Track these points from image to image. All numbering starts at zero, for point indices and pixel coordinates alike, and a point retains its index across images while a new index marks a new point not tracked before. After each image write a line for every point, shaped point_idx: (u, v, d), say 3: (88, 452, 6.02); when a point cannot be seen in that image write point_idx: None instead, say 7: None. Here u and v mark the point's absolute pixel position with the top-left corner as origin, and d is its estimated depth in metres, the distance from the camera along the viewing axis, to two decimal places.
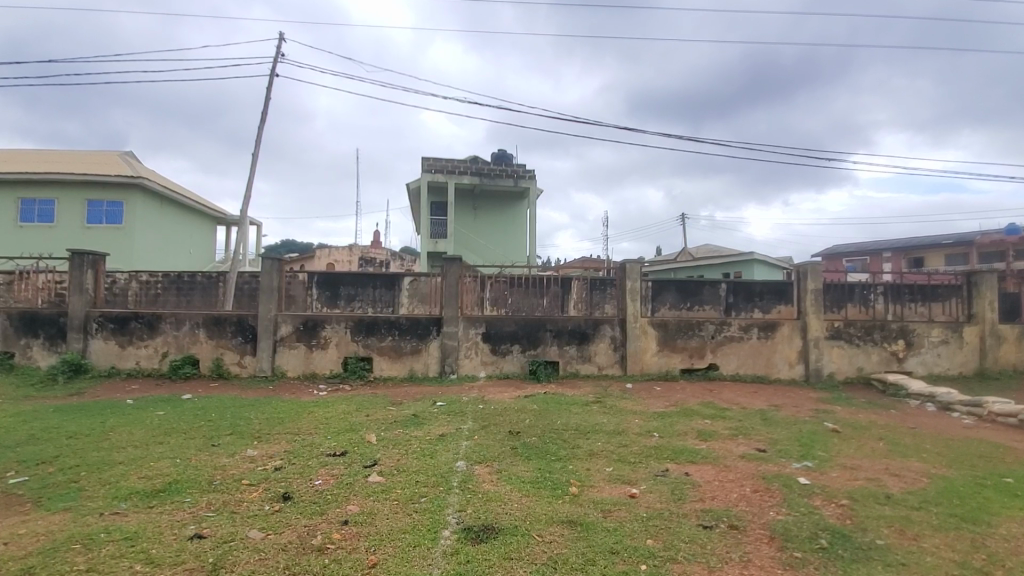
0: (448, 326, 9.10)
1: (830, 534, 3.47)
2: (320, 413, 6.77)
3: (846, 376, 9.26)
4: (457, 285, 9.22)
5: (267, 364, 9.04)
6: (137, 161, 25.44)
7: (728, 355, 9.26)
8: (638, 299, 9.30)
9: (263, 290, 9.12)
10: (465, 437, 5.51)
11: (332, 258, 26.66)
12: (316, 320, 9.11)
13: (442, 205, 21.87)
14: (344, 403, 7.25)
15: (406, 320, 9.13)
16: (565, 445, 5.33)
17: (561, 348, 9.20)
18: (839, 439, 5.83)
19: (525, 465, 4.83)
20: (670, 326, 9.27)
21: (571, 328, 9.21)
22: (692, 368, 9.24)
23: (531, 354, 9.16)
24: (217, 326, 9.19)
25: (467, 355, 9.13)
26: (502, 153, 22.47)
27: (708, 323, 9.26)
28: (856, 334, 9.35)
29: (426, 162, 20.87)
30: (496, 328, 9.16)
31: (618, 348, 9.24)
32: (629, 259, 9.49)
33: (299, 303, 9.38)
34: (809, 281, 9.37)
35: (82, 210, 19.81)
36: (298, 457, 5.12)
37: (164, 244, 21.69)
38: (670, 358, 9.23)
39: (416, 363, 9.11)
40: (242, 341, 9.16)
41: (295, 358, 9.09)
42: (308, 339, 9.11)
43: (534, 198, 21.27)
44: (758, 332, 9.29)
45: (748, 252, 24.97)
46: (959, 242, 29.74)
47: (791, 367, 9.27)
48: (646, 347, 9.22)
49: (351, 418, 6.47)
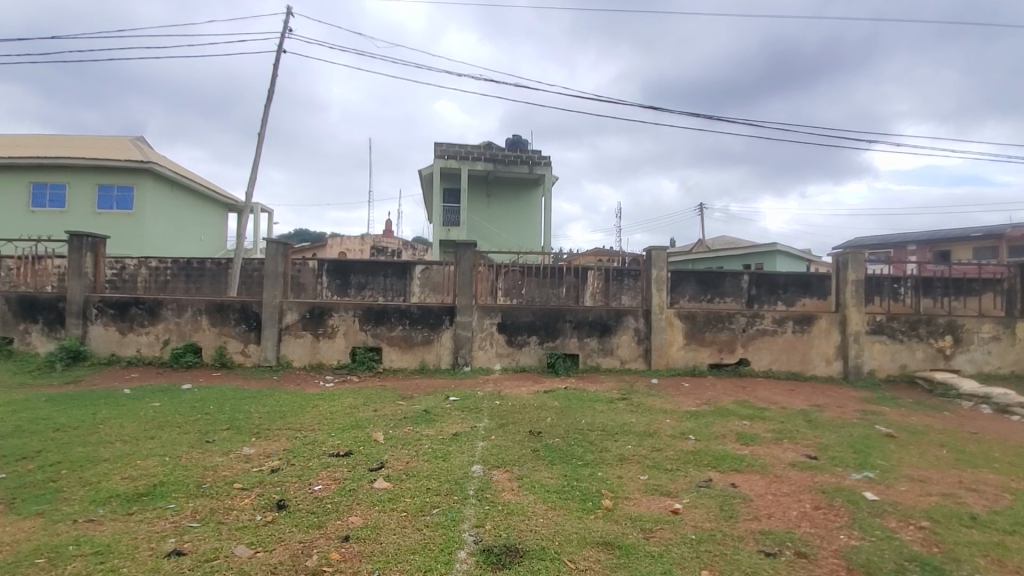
0: (461, 315, 8.58)
1: (918, 567, 2.90)
2: (325, 407, 6.30)
3: (888, 374, 8.60)
4: (471, 273, 8.69)
5: (272, 354, 8.61)
6: (149, 147, 25.18)
7: (760, 350, 8.65)
8: (664, 289, 8.68)
9: (267, 275, 8.68)
10: (482, 437, 5.00)
11: (344, 247, 26.32)
12: (323, 308, 8.65)
13: (455, 192, 21.30)
14: (351, 397, 6.78)
15: (418, 309, 8.62)
16: (592, 449, 4.80)
17: (581, 340, 8.65)
18: (896, 446, 5.22)
19: (548, 471, 4.32)
20: (698, 319, 8.66)
21: (591, 319, 8.65)
22: (722, 363, 8.65)
23: (549, 346, 8.63)
24: (220, 312, 8.78)
25: (481, 346, 8.62)
26: (517, 139, 21.81)
27: (739, 315, 8.65)
28: (899, 329, 8.68)
29: (438, 147, 20.29)
30: (512, 318, 8.64)
31: (642, 341, 8.68)
32: (655, 246, 8.83)
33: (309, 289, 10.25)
34: (850, 272, 8.70)
35: (93, 195, 19.59)
36: (298, 457, 4.65)
37: (175, 230, 21.43)
38: (697, 352, 8.64)
39: (427, 354, 8.62)
40: (246, 329, 8.73)
41: (301, 347, 8.65)
42: (314, 328, 8.66)
43: (549, 186, 20.65)
44: (793, 326, 8.66)
45: (770, 243, 24.07)
46: (989, 234, 28.54)
47: (828, 364, 8.64)
48: (672, 340, 8.64)
49: (357, 413, 5.99)
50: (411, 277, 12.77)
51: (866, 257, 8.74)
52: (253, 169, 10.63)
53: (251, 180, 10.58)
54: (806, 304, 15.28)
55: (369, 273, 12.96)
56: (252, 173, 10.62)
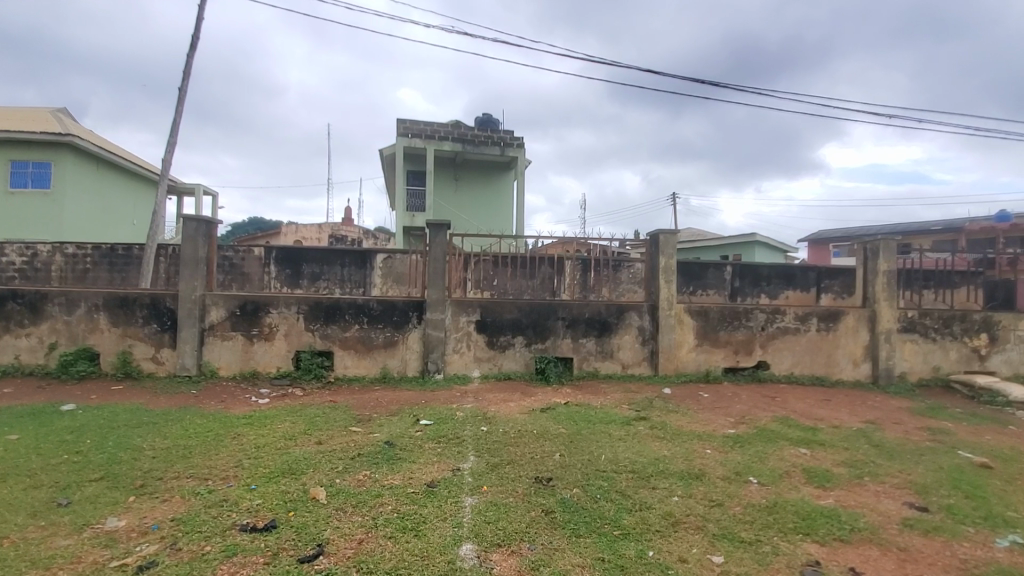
0: (431, 312, 7.02)
1: None
2: (249, 438, 4.65)
3: (920, 378, 7.66)
4: (444, 262, 7.12)
5: (192, 361, 6.84)
6: (70, 118, 22.19)
7: (781, 352, 7.48)
8: (673, 280, 7.30)
9: (183, 261, 6.86)
10: (469, 490, 3.50)
11: (300, 235, 24.38)
12: (258, 303, 6.93)
13: (420, 174, 19.52)
14: (287, 420, 5.13)
15: (378, 304, 7.02)
16: (627, 506, 3.37)
17: (577, 341, 7.24)
18: (1004, 482, 4.11)
19: (576, 551, 2.85)
20: (711, 315, 7.38)
21: (588, 317, 7.25)
22: (738, 367, 7.43)
23: (538, 349, 7.18)
24: (123, 309, 6.92)
25: (457, 349, 7.08)
26: (488, 117, 20.16)
27: (757, 311, 7.43)
28: (932, 326, 7.74)
29: (401, 125, 18.48)
30: (493, 316, 7.13)
31: (647, 342, 7.34)
32: (663, 229, 7.34)
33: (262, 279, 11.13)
34: (882, 260, 7.61)
35: (2, 171, 16.82)
36: (190, 535, 3.02)
37: (102, 213, 18.88)
38: (710, 355, 7.38)
39: (391, 359, 7.03)
40: (158, 330, 6.91)
41: (229, 353, 6.91)
42: (247, 328, 6.93)
43: (522, 169, 19.17)
44: (818, 323, 7.53)
45: (749, 234, 23.35)
46: (953, 227, 28.95)
47: (855, 367, 7.59)
48: (682, 340, 7.34)
49: (293, 448, 4.37)
50: (372, 267, 11.28)
51: (899, 245, 7.65)
52: (172, 132, 8.66)
53: (169, 143, 8.59)
54: (790, 296, 14.46)
55: (323, 261, 11.26)
56: (171, 136, 8.63)
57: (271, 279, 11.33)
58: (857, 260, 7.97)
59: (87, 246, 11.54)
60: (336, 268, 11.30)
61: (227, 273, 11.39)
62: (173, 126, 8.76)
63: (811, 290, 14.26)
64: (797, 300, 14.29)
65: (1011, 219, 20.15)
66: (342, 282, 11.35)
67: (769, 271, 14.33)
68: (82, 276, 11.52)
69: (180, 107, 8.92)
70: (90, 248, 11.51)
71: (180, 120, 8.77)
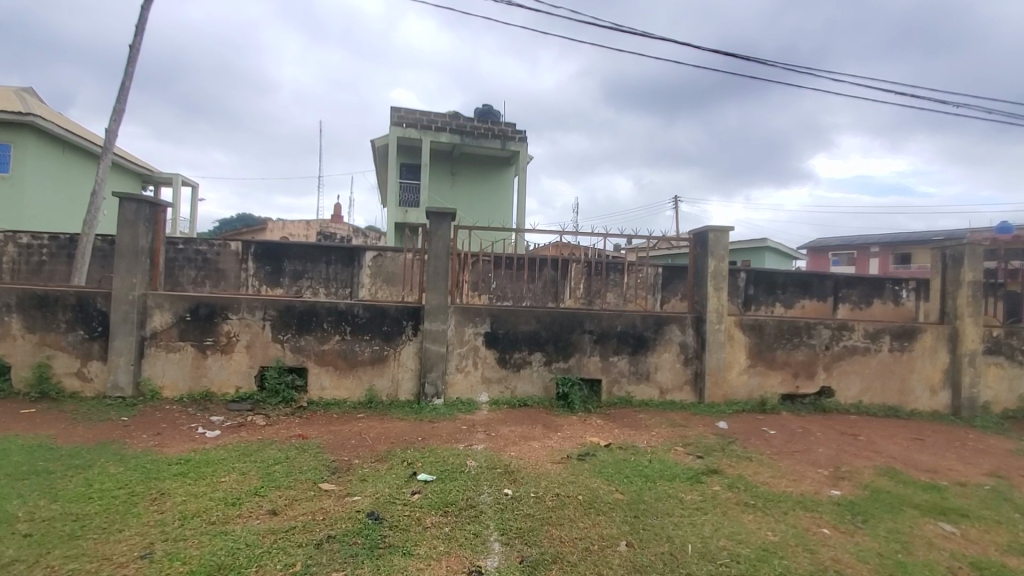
0: (430, 321, 5.68)
1: None
2: (175, 504, 3.28)
3: (1006, 409, 6.51)
4: (447, 260, 5.78)
5: (127, 379, 5.44)
6: (36, 98, 20.52)
7: (847, 376, 6.27)
8: (725, 287, 6.01)
9: (119, 251, 5.45)
10: None
11: (286, 231, 23.04)
12: (215, 305, 5.56)
13: (414, 168, 18.18)
14: (235, 471, 3.75)
15: (365, 310, 5.67)
16: None
17: (608, 359, 5.95)
18: None
19: None
20: (767, 331, 6.13)
21: (620, 330, 5.96)
22: (797, 395, 6.19)
23: (560, 368, 5.88)
24: (43, 311, 5.51)
25: (460, 368, 5.76)
26: (488, 108, 18.84)
27: (821, 327, 6.22)
28: (1020, 348, 6.58)
29: (395, 112, 17.12)
30: (506, 327, 5.82)
31: (690, 361, 6.05)
32: (712, 225, 6.01)
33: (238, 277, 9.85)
34: (966, 269, 6.42)
35: None
36: None
37: (66, 201, 17.28)
38: (765, 379, 6.12)
39: (379, 378, 5.68)
40: (87, 338, 5.51)
41: (176, 367, 5.53)
42: (199, 337, 5.54)
43: (523, 164, 17.88)
44: (891, 342, 6.35)
45: (760, 239, 22.27)
46: None
47: (933, 395, 6.41)
48: (732, 360, 6.06)
49: (234, 523, 3.01)
50: (360, 265, 9.96)
51: (985, 251, 6.45)
52: (119, 98, 7.25)
53: (118, 111, 7.17)
54: (807, 305, 13.36)
55: (306, 258, 9.86)
56: (119, 103, 7.21)
57: (249, 277, 9.91)
58: (933, 268, 6.79)
59: (42, 235, 10.00)
60: (320, 265, 9.93)
61: (200, 268, 9.96)
62: (121, 91, 7.34)
63: (829, 300, 13.21)
64: (814, 310, 13.29)
65: (1013, 230, 19.23)
66: (327, 282, 9.97)
67: (786, 278, 13.12)
68: (37, 269, 10.03)
69: (132, 70, 7.52)
70: (46, 237, 9.98)
71: (131, 85, 7.36)
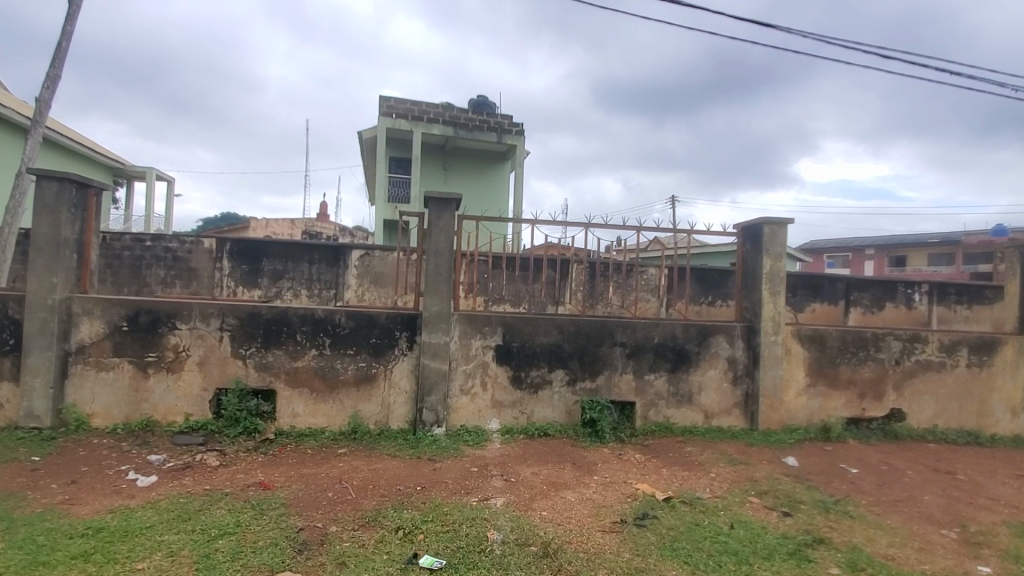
0: (428, 331, 4.61)
1: None
2: None
3: None
4: (450, 258, 4.72)
5: (44, 407, 4.29)
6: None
7: (920, 397, 5.34)
8: (781, 291, 5.03)
9: (35, 244, 4.32)
10: None
11: (270, 229, 21.81)
12: (159, 313, 4.45)
13: (404, 162, 17.07)
14: (160, 551, 2.65)
15: (348, 319, 4.60)
16: None
17: (643, 378, 4.93)
18: None
19: None
20: (829, 344, 5.16)
21: (657, 343, 4.95)
22: (863, 419, 5.24)
23: (586, 389, 4.85)
24: None
25: (466, 390, 4.70)
26: (483, 99, 17.79)
27: (890, 338, 5.27)
28: None
29: (384, 102, 15.97)
30: (522, 340, 4.78)
31: (739, 380, 5.05)
32: (768, 217, 5.01)
33: (211, 278, 8.69)
34: None
35: None
36: None
37: None
38: (827, 401, 5.15)
39: (365, 403, 4.60)
40: None
41: (111, 390, 4.41)
42: (139, 352, 4.43)
43: (520, 159, 16.85)
44: (969, 356, 5.44)
45: None
46: None
47: (1015, 418, 5.54)
48: (790, 380, 5.08)
49: None
50: (346, 265, 8.85)
51: None
52: (55, 64, 6.13)
53: (54, 79, 6.01)
54: (815, 308, 11.97)
55: (287, 257, 8.75)
56: (55, 69, 6.06)
57: (223, 278, 8.75)
58: (1010, 271, 5.91)
59: None
60: (302, 265, 8.79)
61: (170, 267, 8.72)
62: (56, 54, 6.21)
63: (840, 303, 11.87)
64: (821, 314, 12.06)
65: (1010, 234, 18.86)
66: (309, 283, 8.85)
67: (795, 279, 11.81)
68: None
69: (71, 32, 6.40)
70: None
71: (69, 48, 6.24)
